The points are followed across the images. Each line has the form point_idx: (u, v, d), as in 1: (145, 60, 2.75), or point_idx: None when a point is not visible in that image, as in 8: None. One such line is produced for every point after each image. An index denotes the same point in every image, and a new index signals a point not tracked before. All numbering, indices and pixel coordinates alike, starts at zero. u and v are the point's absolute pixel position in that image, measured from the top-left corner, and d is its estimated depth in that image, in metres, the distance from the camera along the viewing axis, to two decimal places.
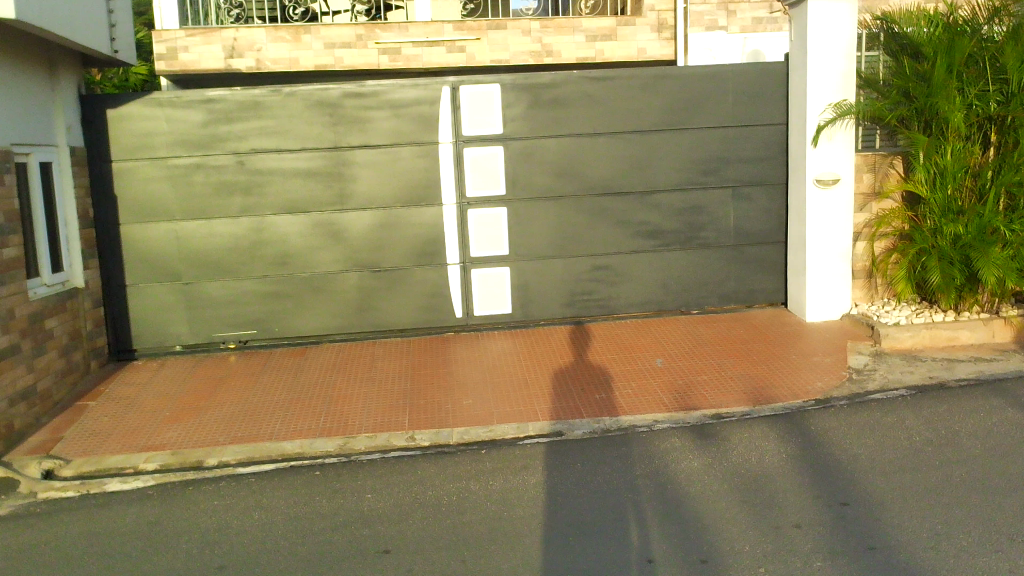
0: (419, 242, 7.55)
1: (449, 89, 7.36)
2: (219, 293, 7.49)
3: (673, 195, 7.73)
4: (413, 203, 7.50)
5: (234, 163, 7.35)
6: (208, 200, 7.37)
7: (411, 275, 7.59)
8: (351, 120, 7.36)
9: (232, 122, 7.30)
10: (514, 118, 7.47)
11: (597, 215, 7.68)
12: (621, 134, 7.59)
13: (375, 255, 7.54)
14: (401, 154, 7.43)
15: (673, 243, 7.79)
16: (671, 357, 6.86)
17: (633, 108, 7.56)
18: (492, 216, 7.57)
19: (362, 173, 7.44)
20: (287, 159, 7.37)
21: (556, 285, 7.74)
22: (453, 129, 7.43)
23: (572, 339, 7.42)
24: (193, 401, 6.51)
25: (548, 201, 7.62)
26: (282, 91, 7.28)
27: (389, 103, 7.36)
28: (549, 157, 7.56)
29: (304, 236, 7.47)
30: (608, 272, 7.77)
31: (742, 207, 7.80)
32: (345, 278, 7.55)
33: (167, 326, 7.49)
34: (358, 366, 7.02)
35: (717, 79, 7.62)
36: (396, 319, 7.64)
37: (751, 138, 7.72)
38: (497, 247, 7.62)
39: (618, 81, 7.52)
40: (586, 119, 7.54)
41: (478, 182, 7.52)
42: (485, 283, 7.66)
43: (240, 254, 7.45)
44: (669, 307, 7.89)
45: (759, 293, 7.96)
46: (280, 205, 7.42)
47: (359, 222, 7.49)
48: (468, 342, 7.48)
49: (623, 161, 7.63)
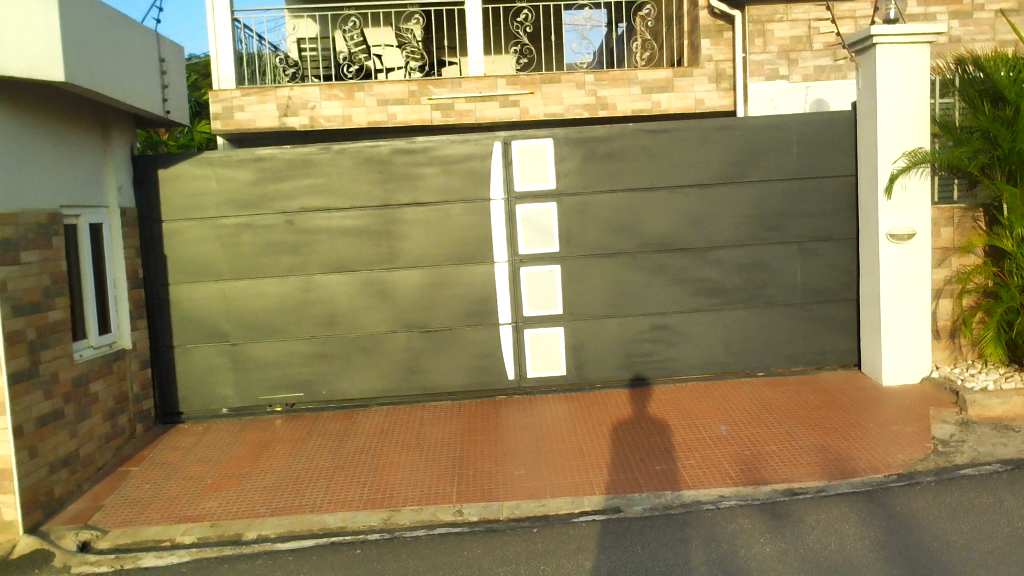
0: (470, 301, 7.30)
1: (500, 144, 7.18)
2: (267, 354, 7.33)
3: (736, 251, 7.35)
4: (464, 261, 7.27)
5: (283, 221, 7.24)
6: (256, 260, 7.25)
7: (461, 336, 7.33)
8: (401, 177, 7.20)
9: (282, 180, 7.21)
10: (568, 172, 7.23)
11: (655, 272, 7.35)
12: (679, 187, 7.28)
13: (425, 315, 7.31)
14: (452, 211, 7.23)
15: (736, 301, 7.39)
16: (737, 424, 6.42)
17: (692, 160, 7.26)
18: (545, 273, 7.29)
19: (412, 231, 7.25)
20: (336, 217, 7.24)
21: (613, 346, 7.39)
22: (504, 185, 7.21)
23: (630, 404, 7.03)
24: (236, 468, 6.30)
25: (604, 258, 7.32)
26: (332, 148, 7.18)
27: (439, 159, 7.19)
28: (604, 213, 7.28)
29: (353, 296, 7.29)
30: (667, 331, 7.40)
31: (809, 263, 7.38)
32: (394, 338, 7.32)
33: (214, 388, 7.35)
34: (406, 432, 6.74)
35: (780, 129, 7.28)
36: (446, 381, 7.37)
37: (818, 190, 7.33)
38: (551, 306, 7.32)
39: (676, 133, 7.24)
40: (643, 172, 7.26)
41: (531, 238, 7.27)
42: (538, 343, 7.35)
43: (288, 314, 7.30)
44: (734, 369, 7.46)
45: (830, 355, 7.48)
46: (328, 264, 7.26)
47: (409, 281, 7.28)
48: (521, 405, 7.15)
49: (682, 216, 7.31)
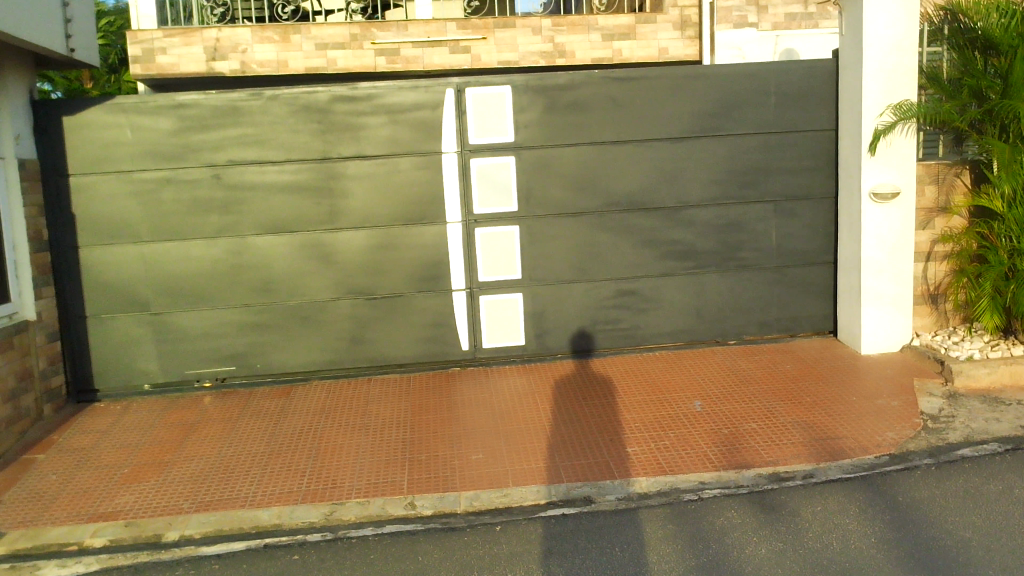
0: (421, 266, 6.65)
1: (453, 91, 6.47)
2: (194, 325, 6.59)
3: (708, 211, 6.82)
4: (414, 222, 6.59)
5: (210, 176, 6.45)
6: (180, 220, 6.47)
7: (411, 303, 6.69)
8: (342, 127, 6.46)
9: (207, 129, 6.40)
10: (528, 123, 6.57)
11: (622, 234, 6.78)
12: (649, 141, 6.69)
13: (370, 281, 6.64)
14: (399, 166, 6.52)
15: (707, 264, 6.88)
16: (712, 399, 5.93)
17: (662, 111, 6.66)
18: (503, 234, 6.67)
19: (355, 188, 6.53)
20: (269, 172, 6.47)
21: (576, 313, 6.83)
22: (457, 137, 6.53)
23: (595, 376, 6.49)
24: (157, 455, 5.59)
25: (567, 219, 6.71)
26: (263, 94, 6.38)
27: (385, 107, 6.46)
28: (567, 169, 6.66)
29: (290, 260, 6.57)
30: (635, 297, 6.86)
31: (784, 223, 6.89)
32: (337, 306, 6.64)
33: (134, 362, 6.59)
34: (350, 411, 6.09)
35: (757, 79, 6.71)
36: (394, 353, 6.74)
37: (795, 145, 6.82)
38: (509, 271, 6.71)
39: (646, 81, 6.62)
40: (609, 124, 6.63)
41: (487, 197, 6.62)
42: (495, 311, 6.75)
43: (217, 281, 6.55)
44: (704, 337, 6.97)
45: (805, 321, 7.04)
46: (262, 225, 6.52)
47: (353, 244, 6.59)
48: (476, 379, 6.55)
49: (652, 172, 6.73)
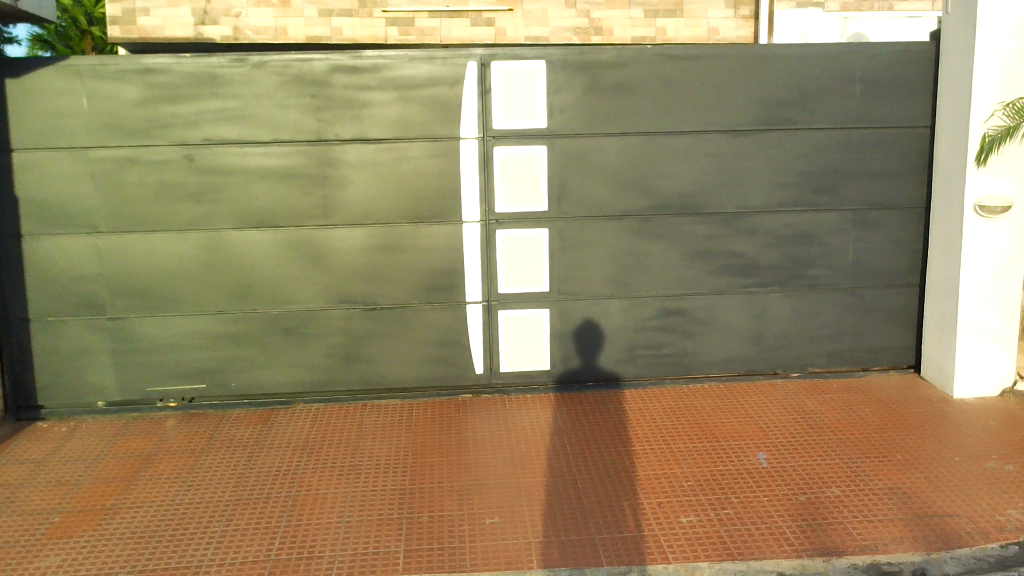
0: (430, 272, 5.58)
1: (476, 65, 5.38)
2: (159, 334, 5.54)
3: (775, 219, 5.73)
4: (423, 220, 5.52)
5: (182, 157, 5.37)
6: (144, 208, 5.41)
7: (416, 317, 5.62)
8: (341, 103, 5.38)
9: (179, 100, 5.32)
10: (564, 107, 5.47)
11: (671, 243, 5.69)
12: (709, 134, 5.59)
13: (369, 288, 5.57)
14: (408, 152, 5.43)
15: (770, 282, 5.79)
16: (779, 452, 4.86)
17: (725, 98, 5.56)
18: (530, 238, 5.59)
19: (354, 177, 5.45)
20: (252, 154, 5.40)
21: (611, 334, 5.77)
22: (479, 120, 5.44)
23: (634, 413, 5.41)
24: (99, 499, 4.54)
25: (606, 223, 5.63)
26: (248, 61, 5.30)
27: (394, 81, 5.37)
28: (610, 163, 5.56)
29: (274, 260, 5.50)
30: (682, 317, 5.79)
31: (863, 237, 5.80)
32: (328, 317, 5.59)
33: (87, 375, 5.55)
34: (338, 447, 5.05)
35: (840, 63, 5.59)
36: (395, 374, 5.68)
37: (881, 145, 5.71)
38: (534, 283, 5.64)
39: (708, 60, 5.50)
40: (661, 112, 5.54)
41: (512, 193, 5.53)
42: (516, 329, 5.69)
43: (188, 283, 5.50)
44: (762, 367, 5.89)
45: (881, 354, 5.95)
46: (242, 217, 5.46)
47: (350, 244, 5.51)
48: (492, 411, 5.48)
49: (710, 171, 5.63)
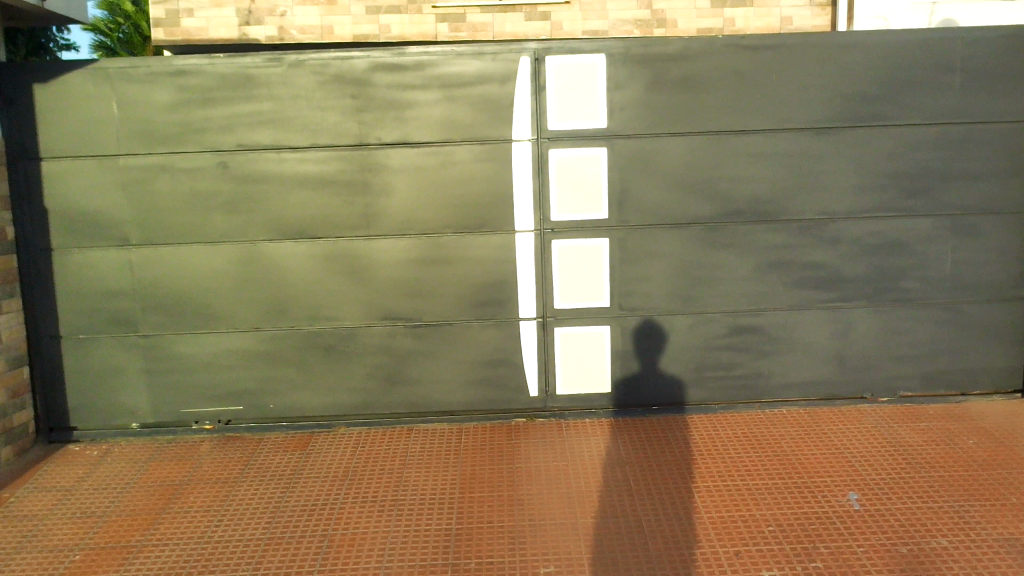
0: (480, 286, 5.15)
1: (529, 60, 4.92)
2: (194, 353, 5.23)
3: (862, 226, 5.14)
4: (472, 230, 5.08)
5: (216, 164, 5.04)
6: (178, 220, 5.09)
7: (465, 334, 5.20)
8: (383, 104, 4.98)
9: (213, 104, 4.99)
10: (626, 104, 4.98)
11: (745, 254, 5.15)
12: (787, 132, 5.04)
13: (414, 304, 5.17)
14: (456, 156, 5.00)
15: (856, 296, 5.21)
16: (872, 492, 4.30)
17: (805, 92, 5.00)
18: (588, 249, 5.12)
19: (398, 184, 5.04)
20: (289, 160, 5.04)
21: (677, 354, 5.26)
22: (533, 121, 4.99)
23: (704, 444, 4.89)
24: (124, 534, 4.22)
25: (672, 231, 5.12)
26: (284, 60, 4.94)
27: (439, 79, 4.94)
28: (677, 166, 5.05)
29: (313, 273, 5.13)
30: (757, 335, 5.24)
31: (963, 246, 5.17)
32: (371, 334, 5.20)
33: (120, 395, 5.27)
34: (380, 479, 4.65)
35: (937, 50, 4.97)
36: (442, 396, 5.27)
37: (984, 142, 5.07)
38: (592, 298, 5.17)
39: (787, 50, 4.95)
40: (734, 108, 5.00)
41: (568, 200, 5.06)
42: (572, 348, 5.22)
43: (223, 300, 5.17)
44: (848, 390, 5.31)
45: (983, 376, 5.31)
46: (279, 228, 5.10)
47: (393, 256, 5.11)
48: (547, 439, 5.02)
49: (789, 173, 5.08)
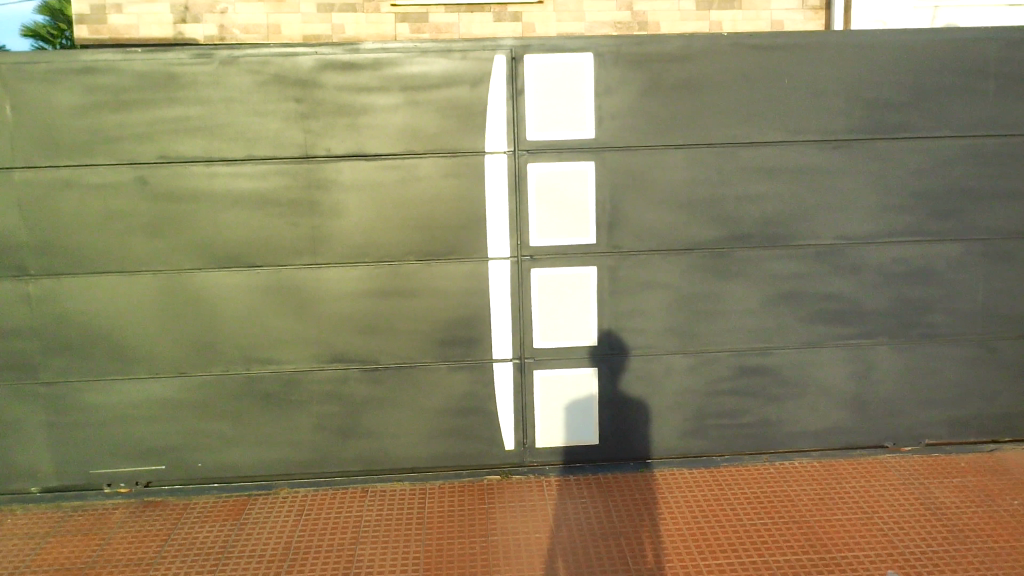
0: (447, 323, 4.40)
1: (505, 59, 4.21)
2: (107, 403, 4.40)
3: (885, 251, 4.50)
4: (438, 258, 4.34)
5: (132, 179, 4.24)
6: (86, 244, 4.27)
7: (430, 379, 4.45)
8: (333, 109, 4.22)
9: (128, 108, 4.18)
10: (617, 112, 4.29)
11: (753, 284, 4.48)
12: (801, 145, 4.39)
13: (370, 343, 4.40)
14: (419, 171, 4.27)
15: (877, 331, 4.57)
16: (916, 569, 3.61)
17: (822, 98, 4.36)
18: (573, 279, 4.40)
19: (350, 204, 4.28)
20: (222, 175, 4.25)
21: (675, 399, 4.56)
22: (509, 130, 4.27)
23: (710, 505, 4.18)
24: None
25: (670, 258, 4.43)
26: (215, 55, 4.16)
27: (400, 81, 4.20)
28: (676, 183, 4.36)
29: (250, 308, 4.34)
30: (767, 377, 4.56)
31: (996, 275, 4.56)
32: (319, 379, 4.42)
33: (18, 454, 4.42)
34: (327, 557, 3.84)
35: (968, 53, 4.37)
36: (403, 451, 4.51)
37: (1019, 158, 4.48)
38: (578, 336, 4.46)
39: (802, 50, 4.30)
40: (742, 117, 4.34)
41: (549, 223, 4.34)
42: (555, 394, 4.50)
43: (142, 341, 4.35)
44: (867, 437, 4.66)
45: (1017, 421, 4.70)
46: (209, 255, 4.30)
47: (345, 288, 4.35)
48: (526, 502, 4.27)
49: (803, 191, 4.42)
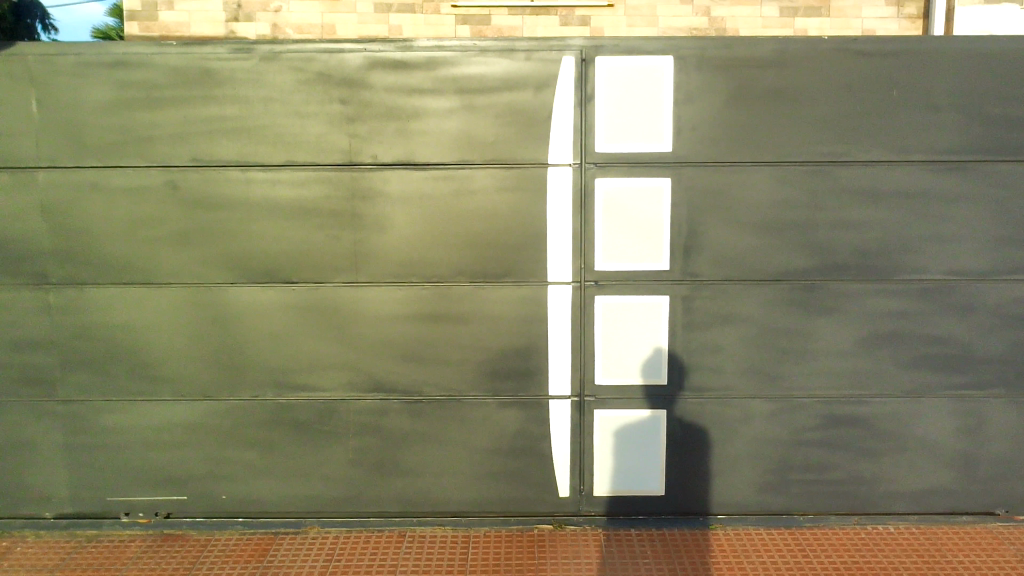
0: (499, 354, 3.95)
1: (573, 60, 3.75)
2: (127, 425, 4.05)
3: (1005, 290, 3.91)
4: (490, 280, 3.90)
5: (162, 183, 3.88)
6: (110, 253, 3.93)
7: (477, 414, 4.00)
8: (381, 112, 3.81)
9: (160, 106, 3.84)
10: (698, 123, 3.80)
11: (847, 322, 3.93)
12: (909, 165, 3.84)
13: (413, 373, 3.97)
14: (474, 184, 3.83)
15: (991, 382, 3.97)
16: None
17: (935, 112, 3.81)
18: (641, 310, 3.92)
19: (396, 218, 3.87)
20: (258, 181, 3.88)
21: (752, 449, 4.03)
22: (576, 141, 3.80)
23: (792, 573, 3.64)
24: None
25: (753, 290, 3.91)
26: (255, 50, 3.79)
27: (455, 83, 3.78)
28: (763, 205, 3.85)
29: (284, 328, 3.96)
30: (860, 429, 4.00)
31: None
32: (356, 410, 4.01)
33: (33, 476, 4.10)
34: None
35: None
36: (445, 493, 4.06)
37: None
38: (646, 373, 3.97)
39: (913, 58, 3.77)
40: (841, 132, 3.81)
41: (617, 246, 3.87)
42: (617, 437, 4.01)
43: (166, 360, 3.99)
44: (974, 503, 4.06)
45: None
46: (242, 269, 3.93)
47: (388, 310, 3.93)
48: (581, 558, 3.78)
49: (911, 219, 3.86)
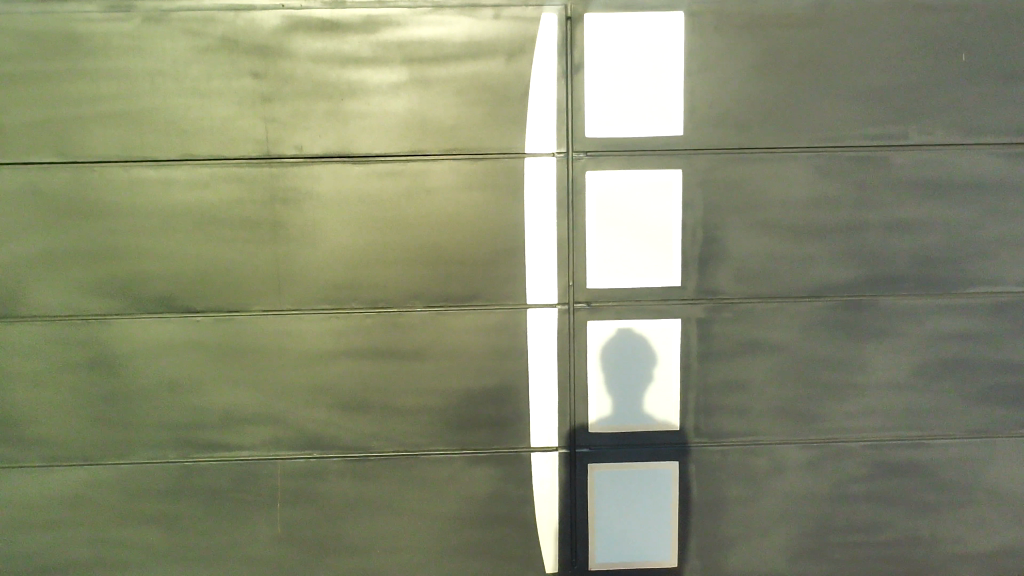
0: (466, 397, 3.10)
1: (556, 19, 2.88)
2: None
3: None
4: (453, 306, 3.04)
5: (20, 186, 2.95)
6: None
7: (441, 474, 3.15)
8: (306, 89, 2.91)
9: (12, 83, 2.89)
10: (716, 99, 2.95)
11: (903, 349, 3.14)
12: (981, 151, 3.04)
13: (358, 424, 3.10)
14: (430, 182, 2.96)
15: None
16: None
17: (1014, 83, 3.01)
18: (645, 338, 3.08)
19: (329, 227, 2.98)
20: (149, 181, 2.96)
21: (786, 507, 3.24)
22: (562, 124, 2.94)
23: None
24: None
25: (788, 311, 3.10)
26: (136, 8, 2.85)
27: (403, 50, 2.89)
28: (800, 204, 3.03)
29: (187, 372, 3.06)
30: (915, 478, 3.24)
31: None
32: (285, 473, 3.13)
33: None
34: None
35: None
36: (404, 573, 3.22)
37: None
38: (650, 416, 3.13)
39: (989, 13, 2.95)
40: (898, 110, 2.99)
41: (615, 258, 3.03)
42: (617, 496, 3.18)
43: (34, 416, 3.07)
44: None
45: None
46: (131, 296, 3.02)
47: (321, 347, 3.05)
48: None
49: (983, 219, 3.07)
